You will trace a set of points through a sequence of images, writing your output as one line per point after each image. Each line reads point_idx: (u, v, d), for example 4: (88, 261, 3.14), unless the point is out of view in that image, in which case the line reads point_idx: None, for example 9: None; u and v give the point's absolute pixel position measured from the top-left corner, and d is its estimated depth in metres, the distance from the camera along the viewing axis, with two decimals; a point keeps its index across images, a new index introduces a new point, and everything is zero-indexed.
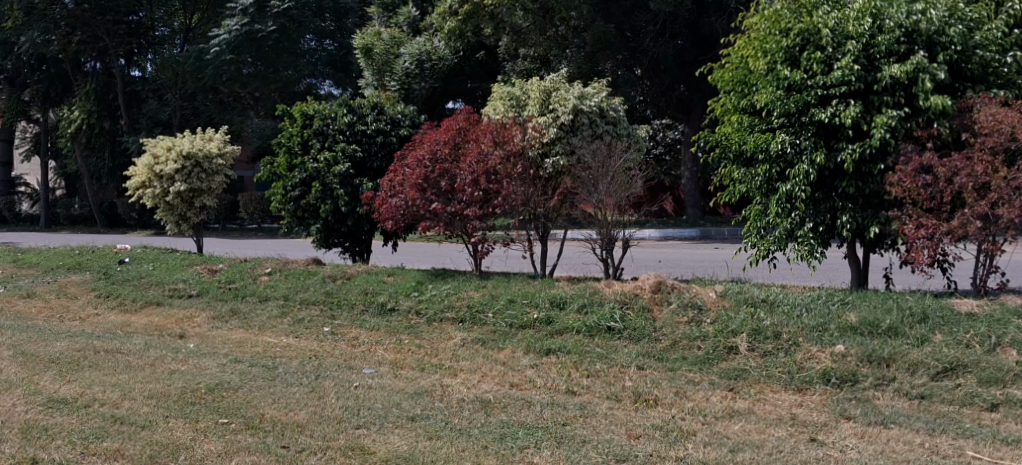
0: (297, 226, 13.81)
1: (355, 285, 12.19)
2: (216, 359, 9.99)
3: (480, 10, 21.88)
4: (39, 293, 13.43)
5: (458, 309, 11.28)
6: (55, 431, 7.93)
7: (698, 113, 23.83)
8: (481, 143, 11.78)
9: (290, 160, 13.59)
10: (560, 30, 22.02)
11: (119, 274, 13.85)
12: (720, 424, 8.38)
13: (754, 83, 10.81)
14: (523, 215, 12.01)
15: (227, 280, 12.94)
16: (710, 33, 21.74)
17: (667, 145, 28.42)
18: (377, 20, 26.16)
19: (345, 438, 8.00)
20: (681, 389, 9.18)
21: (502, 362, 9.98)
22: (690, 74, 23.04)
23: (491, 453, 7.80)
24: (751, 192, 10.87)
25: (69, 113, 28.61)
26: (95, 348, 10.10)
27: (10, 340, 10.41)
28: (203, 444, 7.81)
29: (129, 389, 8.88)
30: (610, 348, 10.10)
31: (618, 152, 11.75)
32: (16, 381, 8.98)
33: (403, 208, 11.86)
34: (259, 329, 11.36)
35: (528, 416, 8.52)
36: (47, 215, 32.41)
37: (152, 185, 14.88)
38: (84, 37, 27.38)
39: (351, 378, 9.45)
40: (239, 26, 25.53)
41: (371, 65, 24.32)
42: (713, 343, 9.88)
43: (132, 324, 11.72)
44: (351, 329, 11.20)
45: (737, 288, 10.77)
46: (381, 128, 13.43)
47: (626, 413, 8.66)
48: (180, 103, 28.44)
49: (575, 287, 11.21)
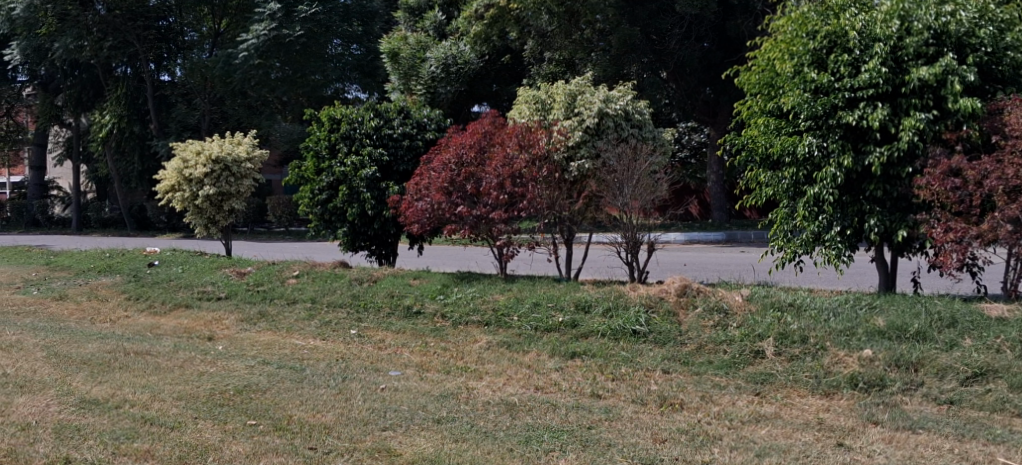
0: (324, 230, 13.90)
1: (381, 288, 12.26)
2: (244, 360, 10.11)
3: (506, 14, 22.21)
4: (71, 295, 13.61)
5: (484, 312, 11.34)
6: (87, 432, 8.04)
7: (724, 115, 23.78)
8: (506, 147, 11.83)
9: (318, 163, 13.69)
10: (586, 34, 22.00)
11: (149, 276, 14.01)
12: (747, 429, 8.39)
13: (780, 86, 10.77)
14: (548, 219, 12.03)
15: (256, 283, 13.07)
16: (736, 34, 21.65)
17: (693, 148, 28.71)
18: (404, 25, 26.27)
19: (371, 440, 8.07)
20: (707, 393, 9.19)
21: (527, 365, 10.02)
22: (717, 76, 22.97)
23: (517, 456, 7.85)
24: (777, 195, 10.85)
25: (101, 118, 28.96)
26: (125, 349, 10.24)
27: (44, 341, 10.59)
28: (231, 445, 7.90)
29: (159, 390, 9.01)
30: (635, 352, 10.13)
31: (643, 155, 11.78)
32: (50, 382, 9.12)
33: (429, 211, 11.97)
34: (286, 331, 11.47)
35: (553, 419, 8.56)
36: (79, 218, 32.82)
37: (181, 189, 15.03)
38: (115, 42, 27.63)
39: (377, 381, 9.53)
40: (266, 31, 25.47)
41: (397, 70, 24.56)
42: (740, 347, 9.89)
43: (162, 326, 11.85)
44: (377, 332, 11.29)
45: (763, 292, 10.78)
46: (407, 132, 13.57)
47: (652, 417, 8.68)
48: (209, 107, 28.71)
49: (600, 290, 11.22)
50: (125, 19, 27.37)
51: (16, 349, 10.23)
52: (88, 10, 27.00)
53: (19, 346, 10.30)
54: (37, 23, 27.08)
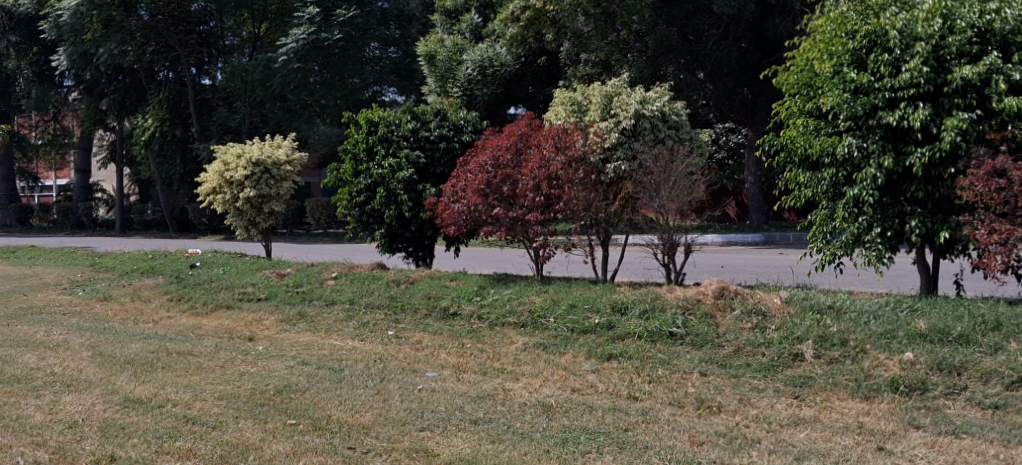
0: (362, 232, 14.00)
1: (418, 290, 12.33)
2: (284, 361, 10.22)
3: (542, 16, 22.28)
4: (115, 296, 13.81)
5: (520, 314, 11.37)
6: (131, 430, 8.16)
7: (762, 116, 23.66)
8: (542, 149, 11.87)
9: (356, 166, 13.78)
10: (621, 34, 21.99)
11: (191, 277, 14.19)
12: (786, 432, 8.38)
13: (819, 86, 10.69)
14: (584, 220, 12.03)
15: (296, 284, 13.19)
16: (775, 35, 21.47)
17: (730, 149, 28.50)
18: (440, 27, 26.30)
19: (409, 440, 8.14)
20: (745, 396, 9.18)
21: (564, 366, 10.06)
22: (754, 77, 22.75)
23: (554, 458, 7.88)
24: (817, 196, 10.78)
25: (143, 121, 29.31)
26: (168, 350, 10.40)
27: (88, 340, 10.76)
28: (271, 445, 7.99)
29: (201, 390, 9.13)
30: (672, 354, 10.13)
31: (680, 157, 11.77)
32: (95, 381, 9.27)
33: (465, 213, 12.08)
34: (325, 332, 11.59)
35: (590, 421, 8.58)
36: (122, 221, 33.25)
37: (222, 191, 15.20)
38: (158, 47, 28.05)
39: (414, 382, 9.59)
40: (305, 35, 25.98)
41: (433, 73, 24.65)
42: (778, 350, 9.85)
43: (203, 327, 12.00)
44: (415, 333, 11.36)
45: (802, 294, 10.74)
46: (444, 134, 13.65)
47: (689, 419, 8.69)
48: (249, 110, 28.94)
49: (637, 292, 11.21)
50: (167, 25, 27.58)
51: (62, 348, 10.41)
52: (131, 15, 27.31)
53: (65, 346, 10.49)
54: (83, 29, 27.35)
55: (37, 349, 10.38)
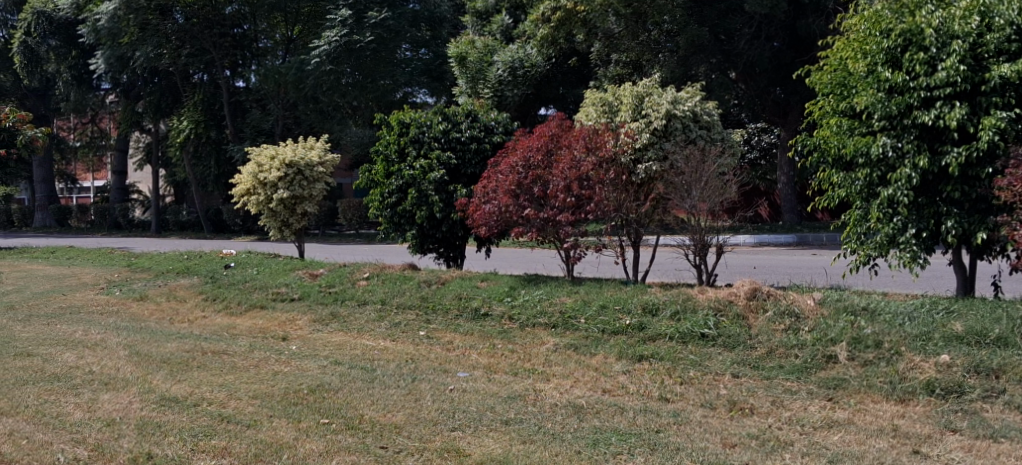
0: (393, 232, 14.08)
1: (449, 290, 12.36)
2: (317, 360, 10.29)
3: (572, 17, 22.16)
4: (151, 295, 13.96)
5: (551, 315, 11.38)
6: (167, 429, 8.25)
7: (795, 115, 23.51)
8: (573, 150, 11.89)
9: (387, 167, 13.84)
10: (652, 34, 22.05)
11: (225, 277, 14.32)
12: (819, 435, 8.35)
13: (853, 85, 10.62)
14: (615, 221, 12.02)
15: (328, 284, 13.27)
16: (808, 34, 21.31)
17: (762, 149, 28.34)
18: (471, 29, 26.41)
19: (441, 440, 8.18)
20: (778, 398, 9.15)
21: (595, 367, 10.06)
22: (787, 76, 22.61)
23: (584, 459, 7.89)
24: (851, 197, 10.69)
25: (178, 123, 29.55)
26: (203, 349, 10.49)
27: (125, 340, 10.87)
28: (304, 443, 8.06)
29: (235, 389, 9.21)
30: (703, 355, 10.11)
31: (712, 157, 11.75)
32: (132, 380, 9.38)
33: (496, 214, 12.10)
34: (357, 332, 11.66)
35: (621, 422, 8.59)
36: (157, 221, 33.58)
37: (256, 192, 15.33)
38: (193, 50, 28.26)
39: (446, 382, 9.63)
40: (338, 37, 26.02)
41: (465, 75, 24.53)
42: (812, 352, 9.80)
43: (238, 326, 12.11)
44: (446, 333, 11.40)
45: (836, 296, 10.71)
46: (475, 135, 13.66)
47: (720, 421, 8.67)
48: (283, 112, 29.11)
49: (668, 293, 11.18)
50: (203, 28, 27.82)
51: (100, 347, 10.55)
52: (167, 19, 27.53)
53: (104, 345, 10.62)
54: (121, 32, 27.60)
55: (76, 348, 10.51)
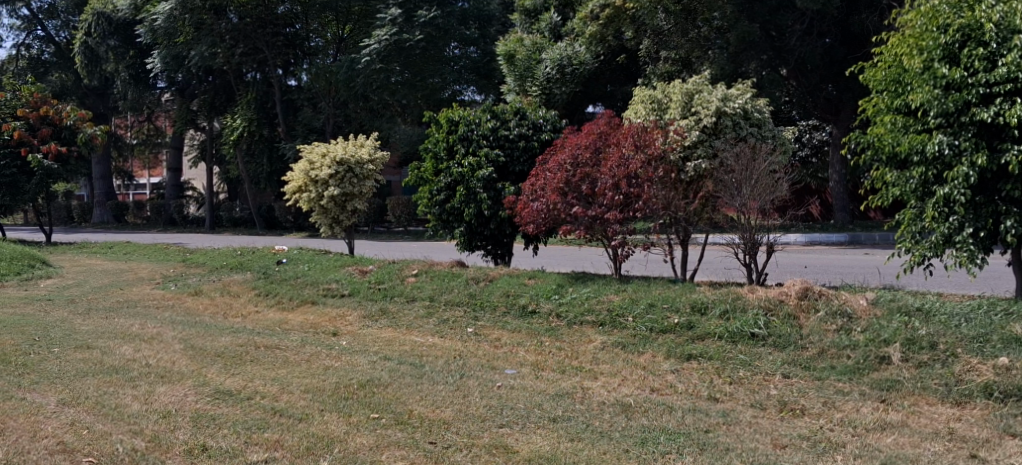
0: (442, 230, 14.17)
1: (497, 287, 12.40)
2: (367, 356, 10.37)
3: (622, 14, 22.24)
4: (205, 290, 14.15)
5: (599, 313, 11.35)
6: (221, 421, 8.37)
7: (848, 113, 23.25)
8: (622, 147, 11.89)
9: (437, 164, 14.02)
10: (702, 31, 21.93)
11: (277, 273, 14.48)
12: (872, 437, 8.27)
13: (908, 82, 10.38)
14: (664, 219, 11.95)
15: (377, 281, 13.35)
16: (860, 30, 21.13)
17: (814, 146, 28.08)
18: (520, 26, 26.50)
19: (489, 436, 8.21)
20: (830, 399, 9.07)
21: (643, 366, 10.04)
22: (840, 73, 22.35)
23: (633, 457, 7.90)
24: (905, 196, 10.49)
25: (232, 122, 29.90)
26: (256, 344, 10.62)
27: (180, 334, 11.05)
28: (355, 437, 8.13)
29: (287, 382, 9.32)
30: (753, 355, 10.04)
31: (763, 155, 11.67)
32: (187, 372, 9.53)
33: (545, 211, 12.15)
34: (406, 328, 11.72)
35: (669, 421, 8.57)
36: (211, 218, 33.97)
37: (307, 189, 15.49)
38: (246, 49, 28.43)
39: (494, 379, 9.66)
40: (388, 36, 26.15)
41: (513, 72, 24.82)
42: (864, 353, 9.70)
43: (290, 321, 12.24)
44: (493, 331, 11.43)
45: (889, 296, 10.59)
46: (523, 133, 13.65)
47: (770, 422, 8.63)
48: (334, 110, 29.36)
49: (718, 292, 11.09)
50: (256, 27, 28.05)
51: (156, 341, 10.72)
52: (221, 19, 28.00)
53: (160, 338, 10.80)
54: (176, 32, 28.01)
55: (133, 341, 10.69)
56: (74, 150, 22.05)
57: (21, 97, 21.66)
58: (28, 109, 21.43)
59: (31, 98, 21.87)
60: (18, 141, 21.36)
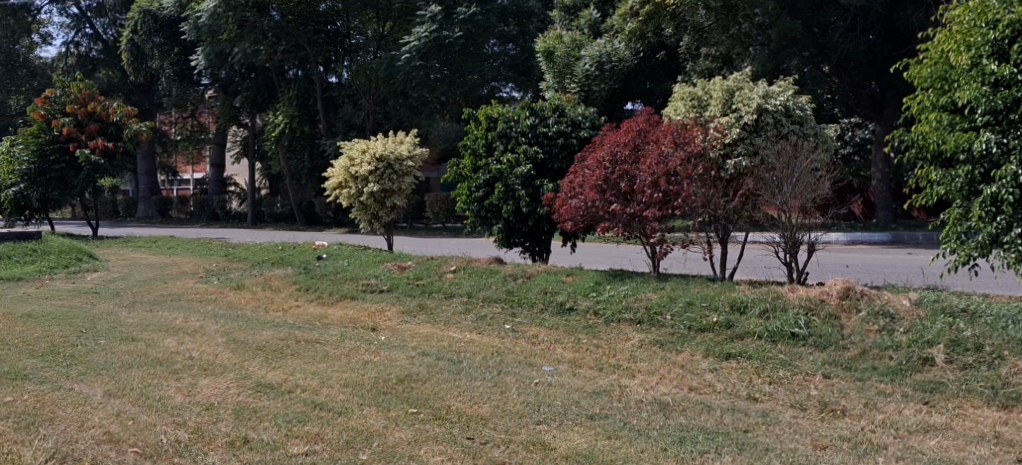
0: (480, 227, 14.20)
1: (535, 284, 12.38)
2: (406, 351, 10.40)
3: (661, 10, 22.27)
4: (247, 285, 14.26)
5: (637, 310, 11.30)
6: (263, 414, 8.44)
7: (891, 111, 22.98)
8: (662, 145, 11.85)
9: (476, 161, 14.02)
10: (743, 28, 21.48)
11: (317, 268, 14.56)
12: (915, 439, 8.19)
13: (955, 79, 10.14)
14: (703, 216, 11.87)
15: (416, 277, 13.39)
16: (905, 27, 20.86)
17: (856, 144, 27.81)
18: (559, 23, 26.46)
19: (527, 433, 8.21)
20: (871, 400, 8.98)
21: (681, 364, 9.99)
22: (884, 70, 22.04)
23: (671, 456, 7.86)
24: (950, 194, 10.25)
25: (274, 118, 30.18)
26: (296, 338, 10.69)
27: (223, 327, 11.14)
28: (394, 432, 8.16)
29: (327, 377, 9.37)
30: (794, 355, 9.95)
31: (805, 153, 11.57)
32: (229, 365, 9.61)
33: (583, 208, 12.10)
34: (444, 324, 11.75)
35: (708, 420, 8.53)
36: (253, 213, 34.22)
37: (348, 185, 15.59)
38: (288, 46, 28.68)
39: (531, 375, 9.65)
40: (427, 33, 26.16)
41: (551, 69, 24.46)
42: (907, 354, 9.60)
43: (329, 316, 12.30)
44: (531, 327, 11.43)
45: (933, 297, 10.46)
46: (562, 130, 13.57)
47: (811, 423, 8.56)
48: (373, 107, 29.49)
49: (757, 291, 10.98)
50: (298, 24, 28.15)
51: (200, 334, 10.82)
52: (264, 16, 27.90)
53: (203, 332, 10.89)
54: (220, 30, 28.11)
55: (177, 334, 10.80)
56: (120, 146, 22.26)
57: (68, 93, 21.93)
58: (75, 105, 21.72)
59: (79, 94, 21.90)
60: (67, 137, 21.73)
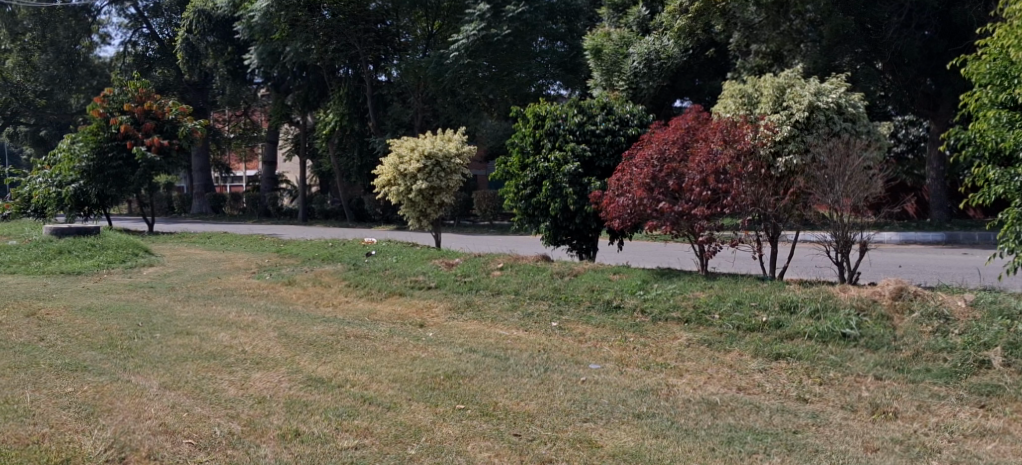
0: (527, 224, 14.21)
1: (582, 282, 12.32)
2: (453, 347, 10.43)
3: (711, 7, 21.89)
4: (298, 280, 14.37)
5: (684, 309, 11.20)
6: (313, 408, 8.49)
7: (946, 108, 22.59)
8: (710, 142, 11.76)
9: (523, 159, 13.99)
10: (794, 24, 21.42)
11: (366, 265, 14.63)
12: (971, 443, 8.06)
13: (1016, 75, 9.92)
14: (752, 215, 11.76)
15: (463, 273, 13.40)
16: (963, 22, 20.51)
17: (910, 142, 27.40)
18: (608, 21, 26.37)
19: (573, 430, 8.18)
20: (925, 403, 8.85)
21: (730, 364, 9.91)
22: (940, 67, 21.73)
23: (719, 456, 7.80)
24: (1009, 194, 10.03)
25: (324, 116, 30.42)
26: (346, 333, 10.76)
27: (274, 322, 11.24)
28: (441, 427, 8.18)
29: (376, 372, 9.41)
30: (845, 355, 9.82)
31: (857, 151, 11.42)
32: (281, 360, 9.70)
33: (630, 207, 12.02)
34: (491, 321, 11.77)
35: (757, 421, 8.45)
36: (304, 210, 34.50)
37: (396, 183, 15.66)
38: (339, 45, 28.62)
39: (578, 373, 9.63)
40: (476, 31, 26.11)
41: (600, 67, 24.53)
42: (962, 356, 9.45)
43: (378, 312, 12.39)
44: (577, 325, 11.40)
45: (990, 298, 10.26)
46: (611, 128, 13.54)
47: (862, 424, 8.45)
48: (422, 105, 29.64)
49: (808, 291, 10.85)
50: (348, 24, 28.01)
51: (252, 328, 10.92)
52: (315, 15, 27.71)
53: (255, 326, 11.01)
54: (272, 28, 28.28)
55: (230, 328, 10.91)
56: (176, 143, 22.48)
57: (126, 92, 22.22)
58: (133, 104, 22.04)
59: (136, 93, 22.18)
60: (124, 134, 22.02)
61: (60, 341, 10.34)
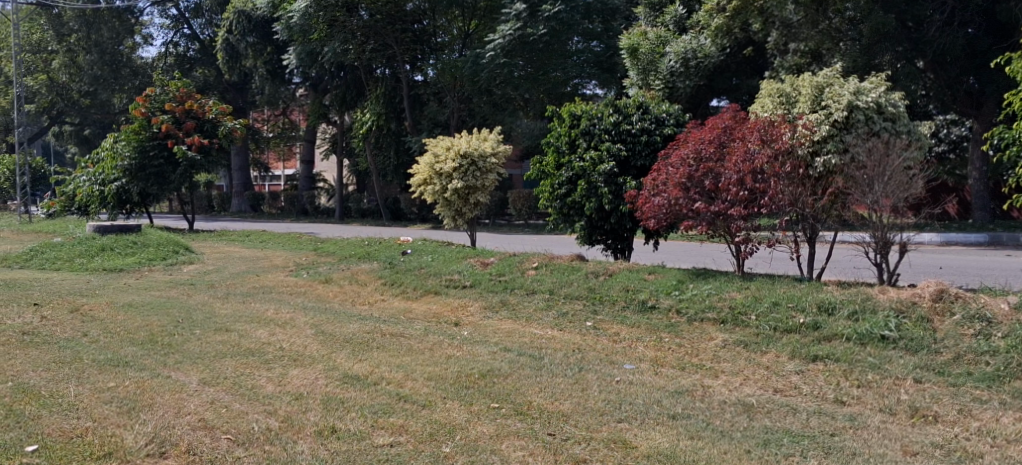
0: (562, 223, 14.17)
1: (617, 282, 12.26)
2: (487, 346, 10.41)
3: (748, 5, 21.66)
4: (335, 278, 14.42)
5: (720, 309, 11.12)
6: (349, 405, 8.51)
7: (989, 108, 22.27)
8: (747, 142, 11.68)
9: (558, 159, 13.94)
10: (834, 23, 21.30)
11: (402, 263, 14.66)
12: (1013, 448, 7.93)
13: None
14: (790, 215, 11.66)
15: (498, 273, 13.38)
16: (1008, 19, 20.25)
17: (952, 142, 27.06)
18: (644, 19, 26.27)
19: (607, 431, 8.14)
20: (966, 406, 8.72)
21: (766, 366, 9.82)
22: (983, 65, 21.44)
23: (755, 458, 7.73)
24: None
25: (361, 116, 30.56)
26: (382, 331, 10.77)
27: (311, 319, 11.29)
28: (476, 426, 8.17)
29: (410, 370, 9.41)
30: (884, 358, 9.71)
31: (897, 151, 11.28)
32: (318, 357, 9.74)
33: (666, 207, 11.97)
34: (525, 320, 11.74)
35: (794, 424, 8.36)
36: (340, 209, 34.66)
37: (433, 182, 15.68)
38: (376, 45, 28.68)
39: (612, 373, 9.58)
40: (513, 30, 26.23)
41: (636, 66, 24.28)
42: (1006, 359, 9.29)
43: (413, 310, 12.41)
44: (612, 325, 11.34)
45: None
46: (646, 127, 13.41)
47: (901, 427, 8.34)
48: (459, 104, 29.69)
49: (846, 292, 10.73)
50: (385, 24, 28.03)
51: (290, 326, 10.96)
52: (353, 15, 27.80)
53: (293, 323, 11.06)
54: (311, 29, 28.29)
55: (268, 325, 10.96)
56: (215, 142, 22.69)
57: (167, 92, 22.49)
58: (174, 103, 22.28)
59: (177, 93, 22.50)
60: (165, 133, 22.25)
61: (102, 337, 10.44)
